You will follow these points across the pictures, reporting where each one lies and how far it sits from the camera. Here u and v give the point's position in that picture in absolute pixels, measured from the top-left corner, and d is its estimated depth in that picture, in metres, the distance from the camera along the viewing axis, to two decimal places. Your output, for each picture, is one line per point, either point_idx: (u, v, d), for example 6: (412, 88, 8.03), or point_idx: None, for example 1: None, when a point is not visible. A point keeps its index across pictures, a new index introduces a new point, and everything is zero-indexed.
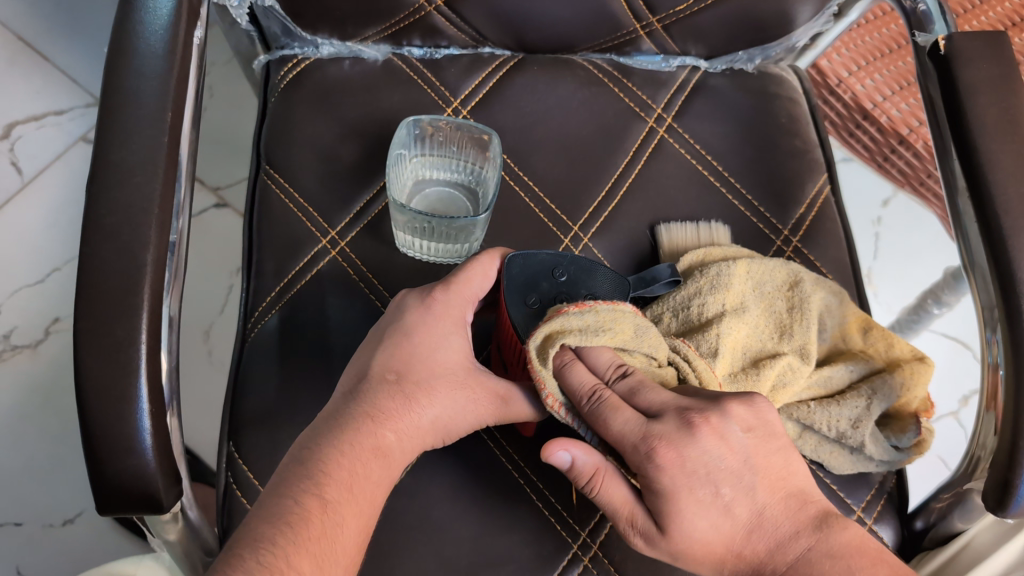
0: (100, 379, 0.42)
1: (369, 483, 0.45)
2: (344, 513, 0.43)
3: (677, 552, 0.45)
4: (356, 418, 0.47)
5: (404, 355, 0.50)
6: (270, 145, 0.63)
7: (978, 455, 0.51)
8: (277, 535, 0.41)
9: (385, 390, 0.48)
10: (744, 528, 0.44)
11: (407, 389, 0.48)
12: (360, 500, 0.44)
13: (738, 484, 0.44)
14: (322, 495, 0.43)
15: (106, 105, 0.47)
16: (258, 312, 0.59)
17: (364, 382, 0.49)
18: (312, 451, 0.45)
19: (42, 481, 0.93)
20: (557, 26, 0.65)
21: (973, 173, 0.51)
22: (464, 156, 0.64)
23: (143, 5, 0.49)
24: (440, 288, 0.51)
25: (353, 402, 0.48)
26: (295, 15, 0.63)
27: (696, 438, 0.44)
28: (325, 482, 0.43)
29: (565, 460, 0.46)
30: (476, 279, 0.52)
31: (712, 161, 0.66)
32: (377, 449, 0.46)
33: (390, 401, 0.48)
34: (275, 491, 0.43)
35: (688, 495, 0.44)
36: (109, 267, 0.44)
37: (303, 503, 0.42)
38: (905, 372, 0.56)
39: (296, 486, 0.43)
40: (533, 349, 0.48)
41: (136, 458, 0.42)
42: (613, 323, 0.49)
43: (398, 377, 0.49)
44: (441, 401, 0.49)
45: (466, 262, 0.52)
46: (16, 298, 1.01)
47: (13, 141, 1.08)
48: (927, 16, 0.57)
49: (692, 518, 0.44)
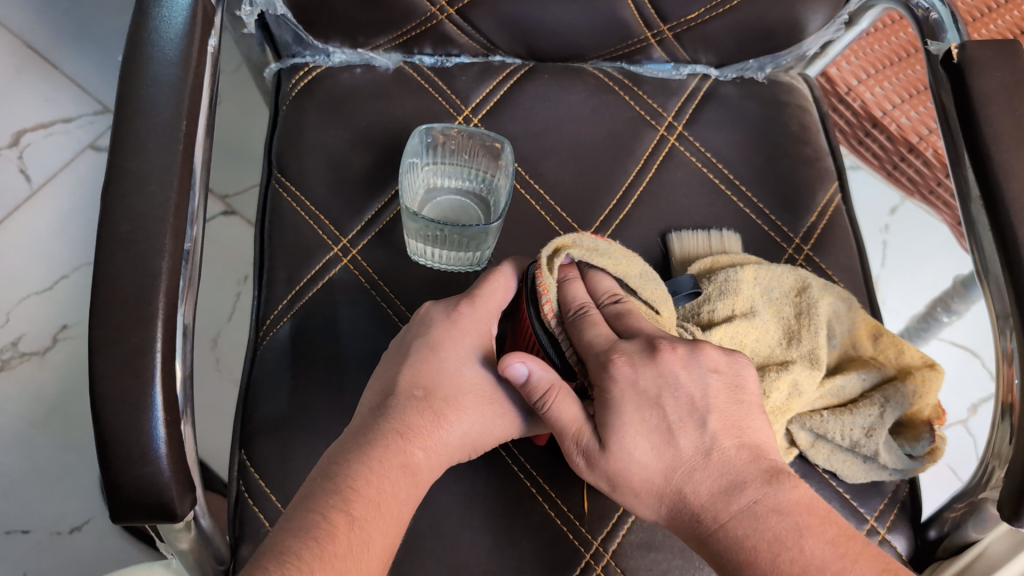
0: (114, 387, 0.42)
1: (396, 501, 0.45)
2: (372, 531, 0.43)
3: (616, 474, 0.45)
4: (385, 433, 0.47)
5: (431, 371, 0.50)
6: (282, 153, 0.63)
7: (992, 464, 0.51)
8: (304, 549, 0.40)
9: (412, 407, 0.48)
10: (687, 463, 0.44)
11: (435, 405, 0.48)
12: (388, 518, 0.44)
13: (689, 425, 0.45)
14: (350, 512, 0.43)
15: (121, 113, 0.47)
16: (270, 321, 0.59)
17: (391, 398, 0.49)
18: (340, 466, 0.45)
19: (49, 487, 0.93)
20: (567, 35, 0.65)
21: (988, 182, 0.51)
22: (476, 163, 0.64)
23: (157, 14, 0.49)
24: (467, 301, 0.52)
25: (381, 417, 0.48)
26: (307, 23, 0.63)
27: (657, 361, 0.46)
28: (354, 498, 0.43)
29: (522, 372, 0.46)
30: (499, 291, 0.52)
31: (724, 169, 0.66)
32: (406, 466, 0.46)
33: (418, 417, 0.48)
34: (300, 506, 0.43)
35: (634, 411, 0.45)
36: (124, 275, 0.44)
37: (331, 519, 0.42)
38: (916, 380, 0.56)
39: (325, 502, 0.43)
40: (543, 255, 0.52)
41: (151, 466, 0.42)
42: (620, 257, 0.54)
43: (426, 393, 0.49)
44: (469, 418, 0.49)
45: (488, 274, 0.52)
46: (24, 305, 1.01)
47: (22, 149, 1.08)
48: (939, 24, 0.57)
49: (634, 438, 0.45)
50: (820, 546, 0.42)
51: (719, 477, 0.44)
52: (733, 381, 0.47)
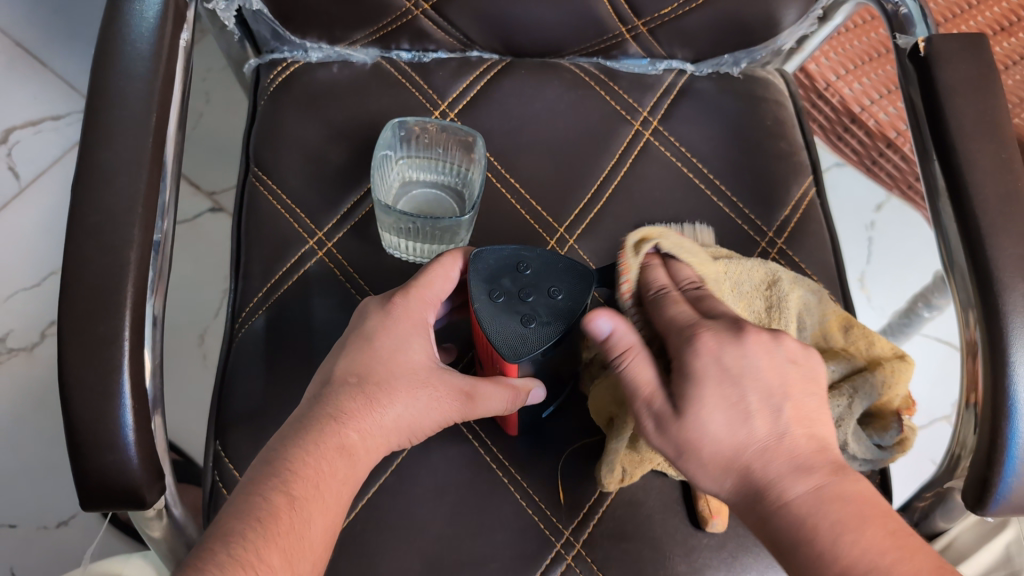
0: (82, 376, 0.43)
1: (334, 482, 0.45)
2: (313, 509, 0.44)
3: (687, 442, 0.45)
4: (320, 419, 0.46)
5: (366, 357, 0.49)
6: (258, 148, 0.64)
7: (958, 453, 0.52)
8: (247, 530, 0.41)
9: (347, 392, 0.48)
10: (760, 446, 0.44)
11: (369, 390, 0.48)
12: (328, 497, 0.45)
13: (767, 412, 0.45)
14: (289, 492, 0.43)
15: (92, 106, 0.48)
16: (245, 313, 0.60)
17: (328, 385, 0.48)
18: (279, 450, 0.45)
19: (36, 482, 0.94)
20: (543, 30, 0.66)
21: (951, 174, 0.51)
22: (450, 157, 0.64)
23: (130, 8, 0.50)
24: (402, 293, 0.51)
25: (317, 405, 0.47)
26: (283, 19, 0.63)
27: (742, 343, 0.46)
28: (293, 479, 0.44)
29: (604, 329, 0.48)
30: (437, 281, 0.51)
31: (698, 163, 0.67)
32: (342, 448, 0.46)
33: (352, 402, 0.47)
34: (244, 490, 0.44)
35: (715, 385, 0.45)
36: (92, 265, 0.45)
37: (272, 500, 0.43)
38: (886, 370, 0.56)
39: (266, 483, 0.44)
40: (629, 241, 0.55)
41: (118, 454, 0.43)
42: (704, 257, 0.57)
43: (360, 379, 0.48)
44: (402, 401, 0.48)
45: (428, 265, 0.51)
46: (12, 302, 1.01)
47: (11, 146, 1.08)
48: (909, 19, 0.58)
49: (710, 410, 0.45)
50: (879, 539, 0.41)
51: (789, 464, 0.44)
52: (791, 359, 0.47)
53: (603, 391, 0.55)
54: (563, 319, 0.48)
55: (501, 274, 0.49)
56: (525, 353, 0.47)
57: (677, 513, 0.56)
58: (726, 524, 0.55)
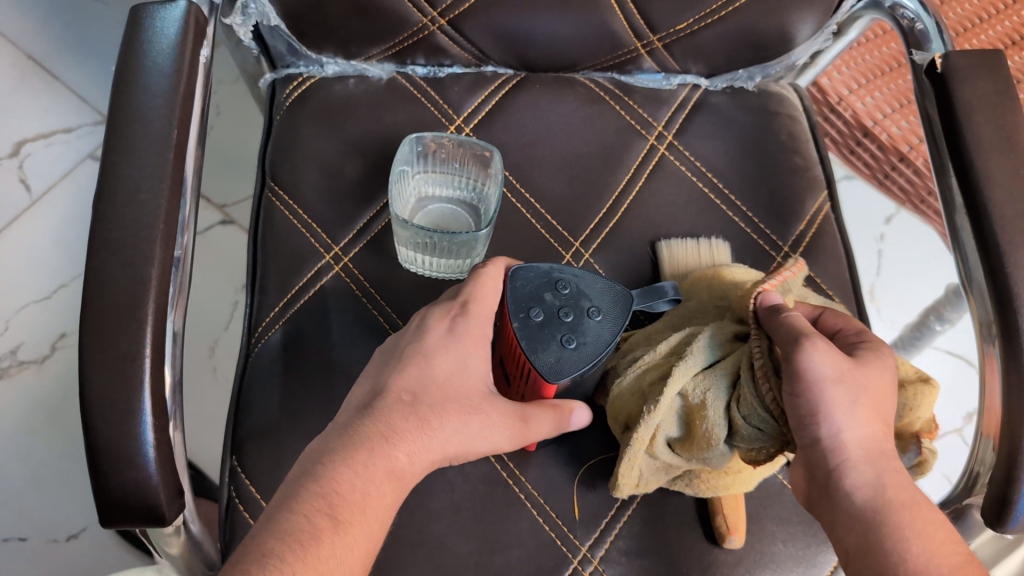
0: (104, 393, 0.43)
1: (379, 505, 0.44)
2: (355, 533, 0.42)
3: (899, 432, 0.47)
4: (369, 437, 0.46)
5: (418, 376, 0.49)
6: (276, 162, 0.64)
7: (977, 470, 0.51)
8: (285, 551, 0.40)
9: (399, 411, 0.47)
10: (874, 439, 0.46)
11: (420, 411, 0.48)
12: (370, 522, 0.43)
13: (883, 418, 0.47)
14: (333, 514, 0.42)
15: (112, 123, 0.48)
16: (262, 327, 0.60)
17: (379, 401, 0.48)
18: (324, 467, 0.44)
19: (46, 494, 0.94)
20: (558, 45, 0.66)
21: (970, 190, 0.51)
22: (466, 172, 0.64)
23: (151, 26, 0.50)
24: (457, 316, 0.52)
25: (366, 421, 0.47)
26: (300, 34, 0.64)
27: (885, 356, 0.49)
28: (337, 501, 0.43)
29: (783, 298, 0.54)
30: (493, 297, 0.52)
31: (713, 178, 0.67)
32: (391, 470, 0.45)
33: (402, 421, 0.47)
34: (283, 506, 0.42)
35: (871, 385, 0.47)
36: (113, 282, 0.45)
37: (314, 521, 0.42)
38: (908, 393, 0.55)
39: (307, 502, 0.42)
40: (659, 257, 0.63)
41: (139, 471, 0.43)
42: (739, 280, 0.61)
43: (412, 399, 0.48)
44: (453, 424, 0.48)
45: (476, 280, 0.53)
46: (23, 314, 1.01)
47: (22, 158, 1.09)
48: (924, 35, 0.58)
49: (866, 398, 0.46)
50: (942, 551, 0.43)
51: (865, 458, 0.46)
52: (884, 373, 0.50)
53: (625, 398, 0.54)
54: (601, 343, 0.48)
55: (539, 293, 0.49)
56: (566, 373, 0.47)
57: (693, 528, 0.56)
58: (743, 541, 0.55)
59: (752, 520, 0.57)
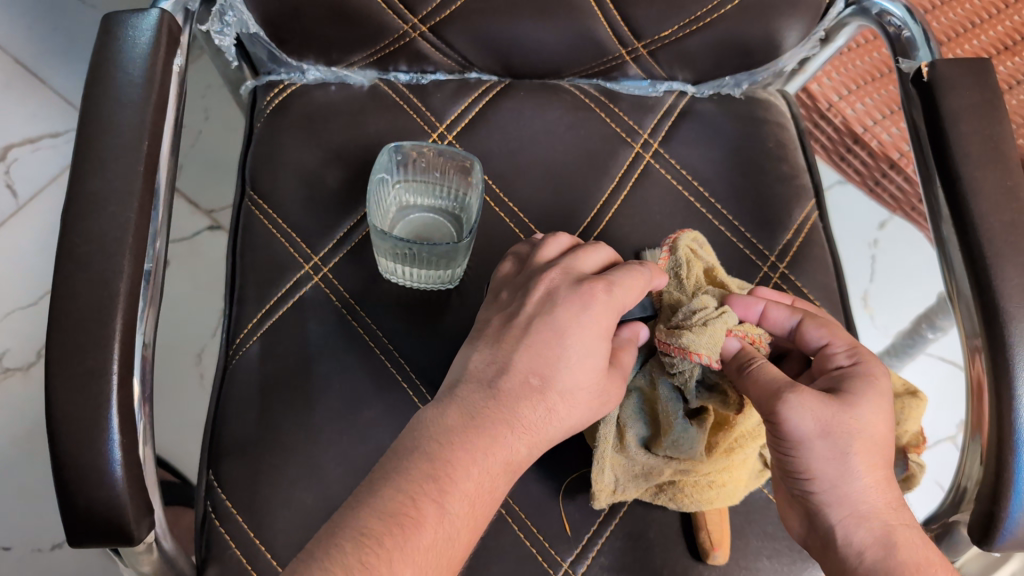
0: (71, 411, 0.42)
1: (488, 495, 0.44)
2: (460, 525, 0.42)
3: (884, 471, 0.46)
4: (486, 423, 0.45)
5: (551, 359, 0.47)
6: (255, 171, 0.63)
7: (963, 485, 0.51)
8: (386, 536, 0.40)
9: (528, 395, 0.47)
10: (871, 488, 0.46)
11: (549, 400, 0.47)
12: (479, 513, 0.44)
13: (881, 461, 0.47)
14: (443, 502, 0.42)
15: (83, 134, 0.47)
16: (240, 339, 0.59)
17: (507, 379, 0.47)
18: (444, 447, 0.44)
19: (31, 503, 0.93)
20: (542, 52, 0.65)
21: (956, 201, 0.50)
22: (447, 181, 0.63)
23: (124, 36, 0.50)
24: (604, 287, 0.49)
25: (494, 402, 0.46)
26: (280, 41, 0.63)
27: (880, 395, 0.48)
28: (449, 489, 0.42)
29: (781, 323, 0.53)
30: (634, 283, 0.51)
31: (699, 187, 0.66)
32: (509, 463, 0.45)
33: (528, 408, 0.47)
34: (396, 479, 0.42)
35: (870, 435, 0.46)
36: (82, 297, 0.44)
37: (420, 504, 0.41)
38: (895, 407, 0.54)
39: (419, 485, 0.42)
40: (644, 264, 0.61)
41: (107, 490, 0.42)
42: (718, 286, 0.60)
43: (542, 383, 0.47)
44: (567, 413, 0.48)
45: (627, 270, 0.51)
46: (8, 320, 1.01)
47: (8, 164, 1.08)
48: (911, 43, 0.57)
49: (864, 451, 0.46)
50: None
51: (866, 497, 0.46)
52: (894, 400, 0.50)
53: None
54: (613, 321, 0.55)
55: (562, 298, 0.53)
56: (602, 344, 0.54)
57: (676, 543, 0.55)
58: (727, 556, 0.54)
59: (736, 535, 0.56)
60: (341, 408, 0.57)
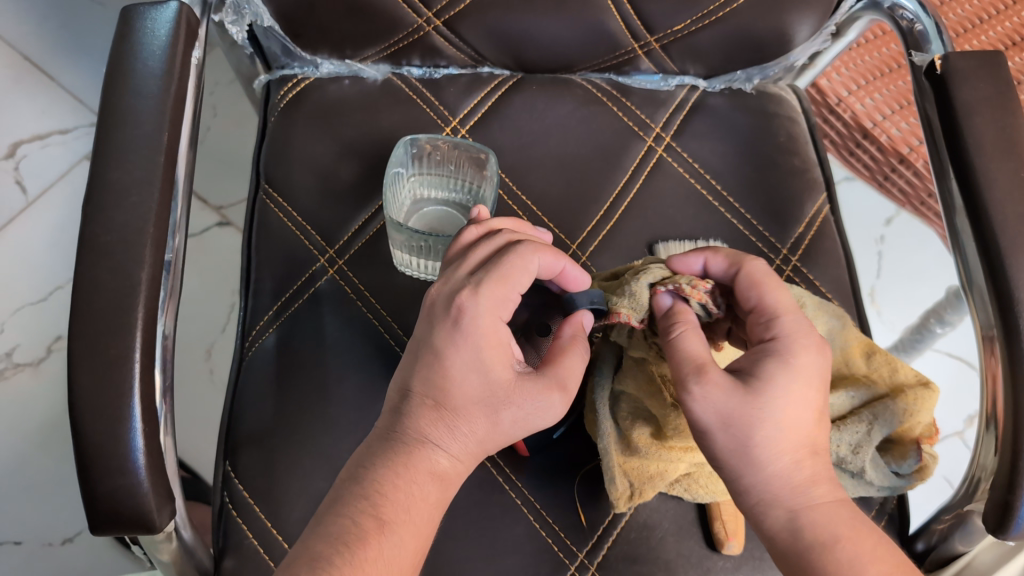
0: (92, 399, 0.42)
1: (426, 505, 0.45)
2: (404, 534, 0.44)
3: (790, 444, 0.46)
4: (405, 442, 0.46)
5: (440, 379, 0.46)
6: (270, 164, 0.64)
7: (977, 476, 0.51)
8: (334, 555, 0.41)
9: (429, 415, 0.46)
10: (787, 463, 0.46)
11: (448, 416, 0.46)
12: (417, 522, 0.44)
13: (794, 433, 0.46)
14: (379, 516, 0.43)
15: (103, 126, 0.47)
16: (256, 331, 0.59)
17: (407, 402, 0.47)
18: (368, 471, 0.45)
19: (41, 498, 0.93)
20: (555, 46, 0.66)
21: (970, 193, 0.51)
22: (461, 174, 0.64)
23: (143, 28, 0.50)
24: (470, 293, 0.46)
25: (399, 423, 0.46)
26: (294, 35, 0.63)
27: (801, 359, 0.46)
28: (383, 503, 0.44)
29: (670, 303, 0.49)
30: (518, 275, 0.47)
31: (711, 180, 0.66)
32: (433, 472, 0.46)
33: (433, 427, 0.46)
34: (330, 510, 0.44)
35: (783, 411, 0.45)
36: (103, 286, 0.44)
37: (361, 523, 0.43)
38: (908, 398, 0.54)
39: (354, 505, 0.44)
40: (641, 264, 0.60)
41: (129, 478, 0.42)
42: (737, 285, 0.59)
43: (437, 401, 0.46)
44: (479, 424, 0.46)
45: (505, 258, 0.48)
46: (18, 316, 1.01)
47: (18, 160, 1.08)
48: (924, 36, 0.57)
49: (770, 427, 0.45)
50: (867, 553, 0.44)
51: (782, 485, 0.46)
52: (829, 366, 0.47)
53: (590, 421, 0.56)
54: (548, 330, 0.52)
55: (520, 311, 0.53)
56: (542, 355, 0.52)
57: (691, 534, 0.55)
58: (741, 547, 0.55)
59: None
60: (357, 400, 0.57)
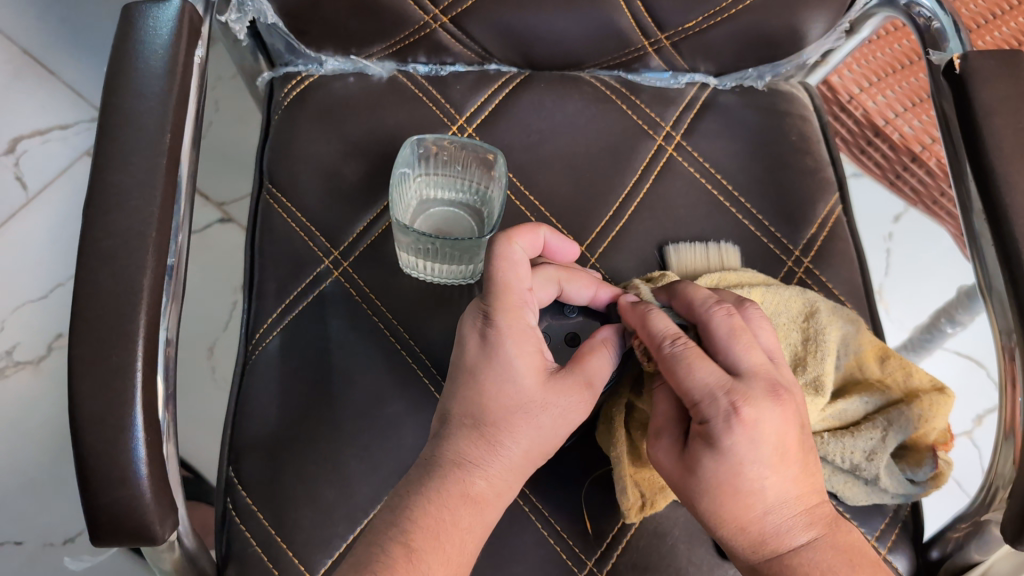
0: (92, 408, 0.41)
1: (459, 530, 0.44)
2: (433, 562, 0.42)
3: (737, 503, 0.45)
4: (443, 466, 0.46)
5: (479, 396, 0.47)
6: (274, 163, 0.62)
7: (996, 484, 0.50)
8: None
9: (467, 435, 0.47)
10: (757, 517, 0.46)
11: (488, 433, 0.46)
12: (450, 548, 0.43)
13: (753, 493, 0.45)
14: (409, 543, 0.42)
15: (104, 127, 0.46)
16: (259, 334, 0.58)
17: (446, 425, 0.47)
18: (401, 499, 0.45)
19: (42, 497, 0.92)
20: (564, 43, 0.64)
21: (990, 196, 0.50)
22: (470, 175, 0.62)
23: (144, 26, 0.49)
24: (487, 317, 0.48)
25: (437, 448, 0.47)
26: (299, 32, 0.62)
27: (764, 416, 0.45)
28: (413, 530, 0.43)
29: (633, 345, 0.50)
30: (507, 274, 0.48)
31: (722, 180, 0.65)
32: (466, 495, 0.45)
33: (473, 448, 0.46)
34: (365, 540, 0.43)
35: (727, 476, 0.45)
36: (104, 292, 0.43)
37: (391, 552, 0.42)
38: (923, 404, 0.54)
39: (385, 534, 0.43)
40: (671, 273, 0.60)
41: (130, 489, 0.41)
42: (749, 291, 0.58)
43: (475, 420, 0.47)
44: (525, 436, 0.47)
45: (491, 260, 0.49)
46: (19, 313, 1.00)
47: (18, 155, 1.07)
48: (941, 34, 0.56)
49: (712, 494, 0.45)
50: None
51: (749, 538, 0.46)
52: (785, 431, 0.45)
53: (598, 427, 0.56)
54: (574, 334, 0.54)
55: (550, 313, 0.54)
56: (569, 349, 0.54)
57: (702, 543, 0.54)
58: None
59: None
60: (362, 405, 0.56)
